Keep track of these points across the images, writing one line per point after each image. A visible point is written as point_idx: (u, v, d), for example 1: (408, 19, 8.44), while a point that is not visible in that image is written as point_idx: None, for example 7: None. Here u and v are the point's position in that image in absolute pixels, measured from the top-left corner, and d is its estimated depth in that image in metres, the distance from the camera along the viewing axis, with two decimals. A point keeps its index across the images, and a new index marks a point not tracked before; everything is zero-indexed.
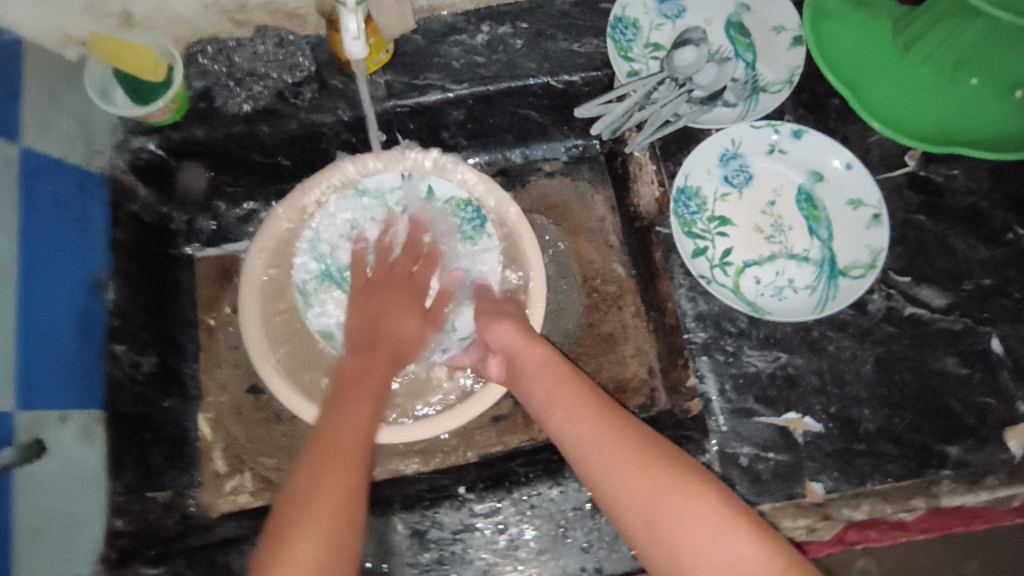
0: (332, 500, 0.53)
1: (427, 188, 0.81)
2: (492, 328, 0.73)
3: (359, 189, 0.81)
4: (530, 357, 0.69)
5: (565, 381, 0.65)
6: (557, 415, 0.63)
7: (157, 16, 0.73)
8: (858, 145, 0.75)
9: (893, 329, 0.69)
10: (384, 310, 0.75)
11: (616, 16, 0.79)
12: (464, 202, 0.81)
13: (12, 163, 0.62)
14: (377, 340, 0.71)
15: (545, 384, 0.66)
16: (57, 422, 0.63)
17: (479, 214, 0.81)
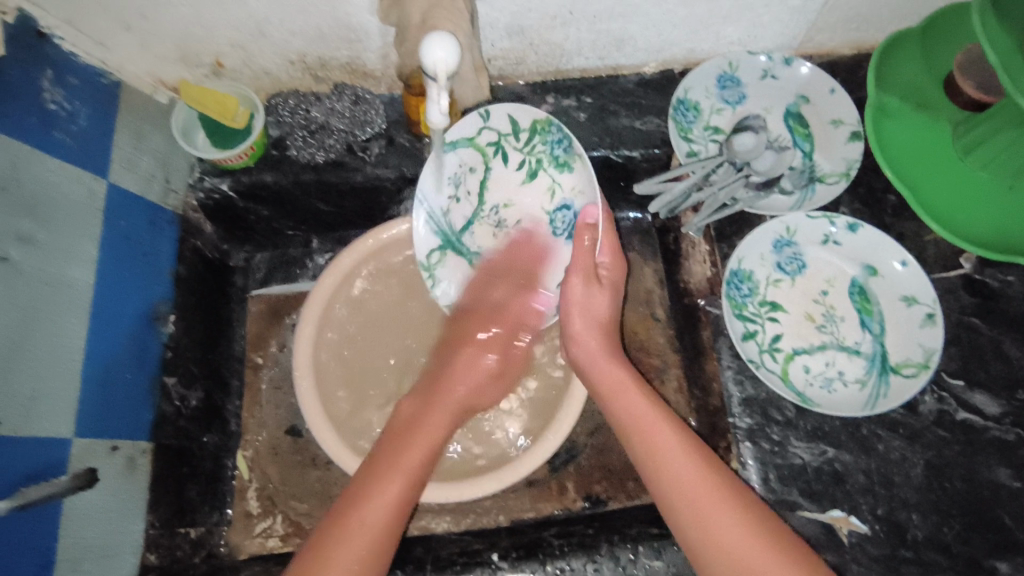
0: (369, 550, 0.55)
1: (510, 118, 0.70)
2: (573, 338, 0.69)
3: (449, 145, 0.69)
4: (604, 379, 0.66)
5: (636, 401, 0.63)
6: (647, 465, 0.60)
7: (244, 68, 0.77)
8: (913, 243, 0.76)
9: (945, 433, 0.69)
10: (481, 289, 0.75)
11: (679, 98, 0.82)
12: (546, 122, 0.69)
13: (96, 199, 0.66)
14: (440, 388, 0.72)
15: (642, 437, 0.60)
16: (107, 452, 0.64)
17: (563, 132, 0.68)
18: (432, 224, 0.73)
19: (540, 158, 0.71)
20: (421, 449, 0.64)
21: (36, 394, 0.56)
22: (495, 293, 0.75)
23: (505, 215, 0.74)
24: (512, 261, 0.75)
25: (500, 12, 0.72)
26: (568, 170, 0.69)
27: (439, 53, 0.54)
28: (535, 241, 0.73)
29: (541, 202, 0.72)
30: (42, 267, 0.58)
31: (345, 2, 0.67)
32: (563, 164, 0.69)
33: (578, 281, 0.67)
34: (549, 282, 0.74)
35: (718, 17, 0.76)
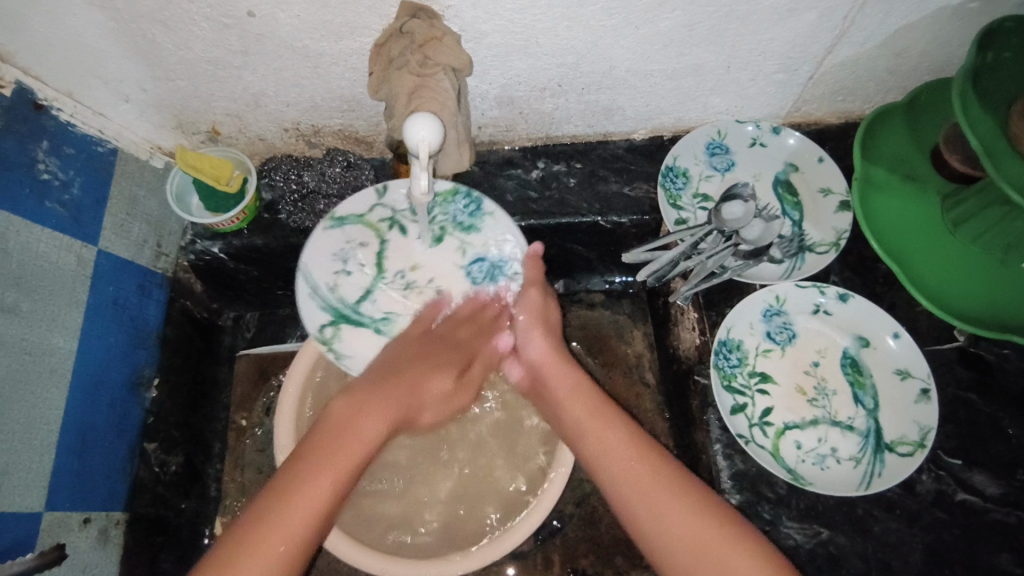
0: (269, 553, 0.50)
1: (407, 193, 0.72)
2: (523, 334, 0.70)
3: (337, 220, 0.71)
4: (553, 379, 0.68)
5: (581, 401, 0.65)
6: (587, 442, 0.62)
7: (239, 135, 0.78)
8: (905, 313, 0.75)
9: (944, 515, 0.66)
10: (411, 356, 0.66)
11: (667, 165, 0.82)
12: (452, 192, 0.72)
13: (85, 266, 0.66)
14: (404, 387, 0.64)
15: (576, 404, 0.65)
16: (79, 525, 0.63)
17: (472, 198, 0.72)
18: (318, 301, 0.69)
19: (443, 224, 0.72)
20: (354, 454, 0.57)
21: (8, 467, 0.55)
22: (437, 383, 0.68)
23: (413, 279, 0.71)
24: (432, 316, 0.69)
25: (489, 84, 0.73)
26: (475, 232, 0.72)
27: (421, 134, 0.55)
28: (453, 298, 0.70)
29: (451, 260, 0.71)
30: (24, 336, 0.58)
31: (337, 76, 0.69)
32: (468, 227, 0.72)
33: (532, 290, 0.69)
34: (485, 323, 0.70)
35: (704, 90, 0.78)
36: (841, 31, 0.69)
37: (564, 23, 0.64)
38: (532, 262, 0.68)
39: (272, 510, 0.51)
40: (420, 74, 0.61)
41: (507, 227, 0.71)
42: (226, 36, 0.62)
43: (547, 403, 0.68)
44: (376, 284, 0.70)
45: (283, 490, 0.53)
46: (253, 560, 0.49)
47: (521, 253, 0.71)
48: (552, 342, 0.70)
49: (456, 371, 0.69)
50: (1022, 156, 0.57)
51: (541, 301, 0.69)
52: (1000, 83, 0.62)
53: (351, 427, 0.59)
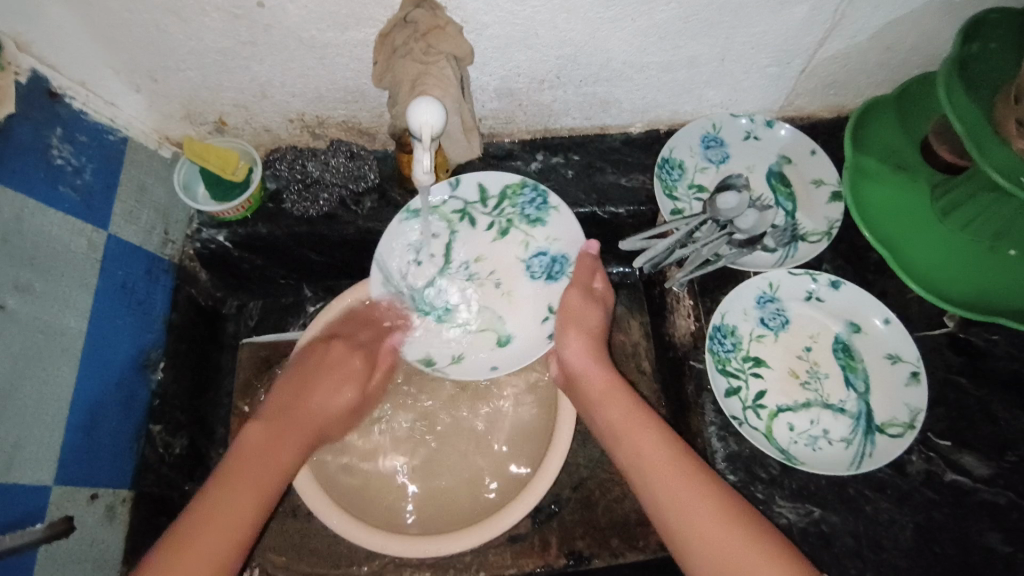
0: (203, 551, 0.55)
1: (478, 187, 0.80)
2: (560, 337, 0.73)
3: (411, 212, 0.78)
4: (591, 380, 0.70)
5: (620, 403, 0.67)
6: (625, 448, 0.64)
7: (245, 126, 0.80)
8: (896, 300, 0.77)
9: (933, 495, 0.68)
10: (308, 378, 0.73)
11: (664, 157, 0.83)
12: (519, 186, 0.80)
13: (95, 249, 0.68)
14: (290, 417, 0.69)
15: (613, 412, 0.67)
16: (87, 500, 0.64)
17: (539, 193, 0.79)
18: (388, 289, 0.79)
19: (511, 218, 0.81)
20: (280, 464, 0.64)
21: (20, 440, 0.57)
22: (343, 395, 0.74)
23: (476, 269, 0.81)
24: (491, 307, 0.80)
25: (489, 76, 0.75)
26: (541, 225, 0.80)
27: (424, 117, 0.57)
28: (511, 285, 0.81)
29: (514, 253, 0.81)
30: (37, 315, 0.60)
31: (342, 67, 0.71)
32: (535, 221, 0.80)
33: (575, 289, 0.74)
34: (537, 313, 0.79)
35: (699, 82, 0.80)
36: (830, 24, 0.71)
37: (562, 15, 0.66)
38: (588, 265, 0.75)
39: (211, 508, 0.57)
40: (423, 62, 0.64)
41: (569, 226, 0.79)
42: (235, 26, 0.65)
43: (587, 409, 0.70)
44: (444, 271, 0.81)
45: (212, 490, 0.59)
46: (231, 511, 0.58)
47: (576, 248, 0.79)
48: (592, 343, 0.72)
49: (359, 385, 0.75)
50: (1004, 140, 0.59)
51: (581, 302, 0.74)
52: (983, 72, 0.64)
53: (269, 451, 0.64)
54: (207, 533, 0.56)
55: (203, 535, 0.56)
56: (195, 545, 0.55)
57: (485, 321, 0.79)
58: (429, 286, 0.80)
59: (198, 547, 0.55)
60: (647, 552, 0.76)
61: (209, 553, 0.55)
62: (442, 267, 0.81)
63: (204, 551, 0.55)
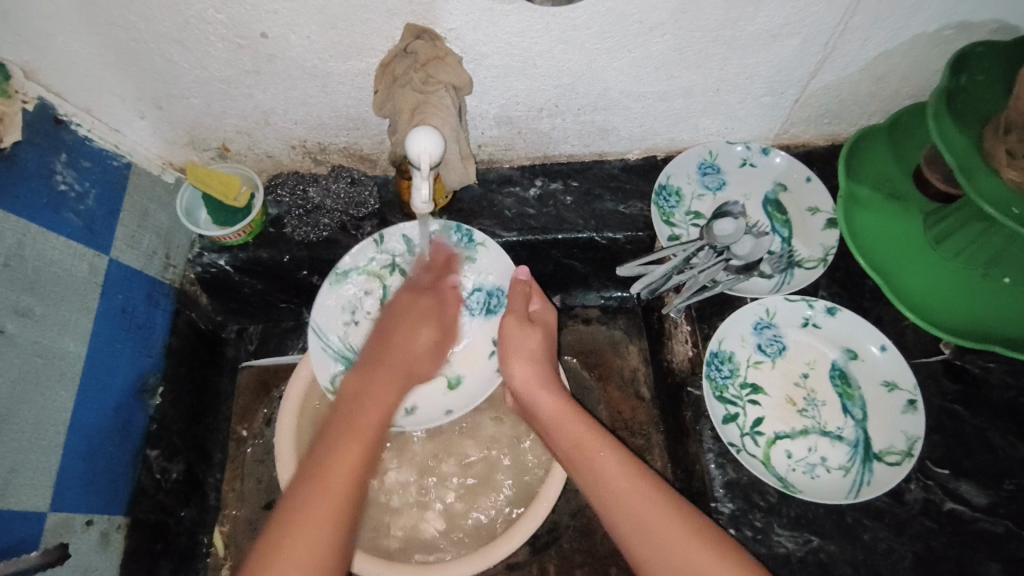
0: (310, 542, 0.54)
1: (403, 239, 0.78)
2: (503, 366, 0.71)
3: (342, 273, 0.78)
4: (540, 402, 0.69)
5: (572, 422, 0.66)
6: (580, 465, 0.63)
7: (247, 151, 0.81)
8: (892, 327, 0.78)
9: (932, 524, 0.67)
10: (394, 321, 0.73)
11: (661, 184, 0.85)
12: (449, 226, 0.77)
13: (97, 274, 0.69)
14: (387, 366, 0.70)
15: (563, 431, 0.66)
16: (82, 527, 0.64)
17: (465, 228, 0.77)
18: (331, 356, 0.75)
19: (447, 263, 0.78)
20: (363, 446, 0.62)
21: (16, 466, 0.57)
22: (423, 335, 0.73)
23: None
24: (438, 352, 0.77)
25: (489, 105, 0.77)
26: (471, 261, 0.78)
27: (423, 146, 0.58)
28: (458, 331, 0.78)
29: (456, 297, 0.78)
30: (36, 339, 0.60)
31: (344, 95, 0.72)
32: (467, 258, 0.78)
33: (510, 318, 0.72)
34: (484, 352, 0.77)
35: (695, 112, 0.81)
36: (823, 56, 0.73)
37: (560, 47, 0.68)
38: (522, 289, 0.73)
39: (302, 500, 0.56)
40: (422, 91, 0.64)
41: (497, 258, 0.77)
42: (239, 56, 0.66)
43: (542, 429, 0.69)
44: (380, 324, 0.78)
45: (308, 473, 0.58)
46: (315, 502, 0.56)
47: (508, 276, 0.77)
48: (540, 369, 0.71)
49: (438, 322, 0.75)
50: (996, 171, 0.60)
51: (517, 327, 0.71)
52: (974, 105, 0.65)
53: (350, 421, 0.64)
54: (308, 508, 0.56)
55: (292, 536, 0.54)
56: (289, 545, 0.53)
57: (433, 366, 0.76)
58: (364, 346, 0.76)
59: (303, 530, 0.55)
60: None
61: (311, 534, 0.55)
62: (379, 320, 0.78)
63: (307, 536, 0.54)
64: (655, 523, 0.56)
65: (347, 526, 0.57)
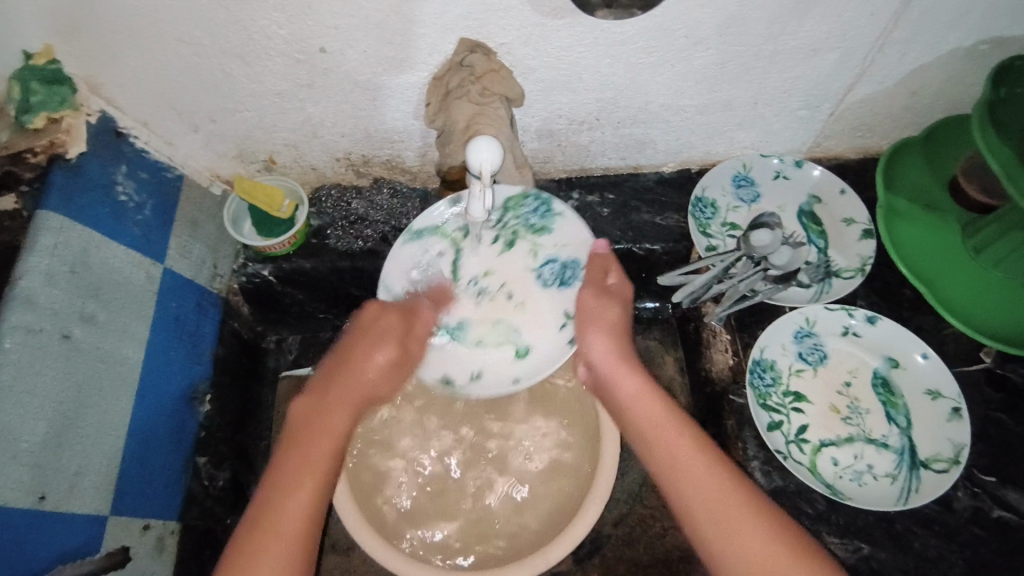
0: None
1: (478, 202, 0.74)
2: (579, 339, 0.68)
3: (415, 234, 0.74)
4: (620, 385, 0.67)
5: (657, 403, 0.65)
6: (655, 450, 0.62)
7: (293, 164, 0.83)
8: (932, 336, 0.78)
9: (982, 532, 0.67)
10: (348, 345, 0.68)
11: (696, 196, 0.87)
12: (522, 196, 0.74)
13: (153, 282, 0.70)
14: (337, 385, 0.66)
15: (647, 412, 0.64)
16: (139, 531, 0.65)
17: (543, 200, 0.74)
18: None
19: (515, 228, 0.74)
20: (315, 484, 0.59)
21: (80, 470, 0.58)
22: (379, 354, 0.67)
23: (485, 284, 0.72)
24: (505, 319, 0.71)
25: (532, 118, 0.78)
26: (548, 233, 0.74)
27: (484, 156, 0.60)
28: (523, 296, 0.72)
29: (524, 263, 0.73)
30: (99, 345, 0.61)
31: (392, 109, 0.74)
32: (541, 229, 0.74)
33: (589, 290, 0.69)
34: (554, 319, 0.71)
35: (732, 124, 0.82)
36: (860, 70, 0.74)
37: (605, 61, 0.70)
38: (599, 263, 0.71)
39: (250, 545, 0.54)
40: (478, 103, 0.66)
41: (577, 229, 0.73)
42: (297, 70, 0.68)
43: (614, 403, 0.68)
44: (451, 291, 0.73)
45: (247, 528, 0.55)
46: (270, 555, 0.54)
47: (586, 249, 0.72)
48: (616, 342, 0.68)
49: (396, 342, 0.68)
50: None
51: (595, 301, 0.69)
52: (1015, 114, 0.67)
53: (310, 444, 0.61)
54: (271, 517, 0.56)
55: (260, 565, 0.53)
56: (255, 570, 0.53)
57: (501, 335, 0.71)
58: (442, 304, 0.73)
59: (263, 559, 0.54)
60: None
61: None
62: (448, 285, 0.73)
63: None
64: (745, 532, 0.55)
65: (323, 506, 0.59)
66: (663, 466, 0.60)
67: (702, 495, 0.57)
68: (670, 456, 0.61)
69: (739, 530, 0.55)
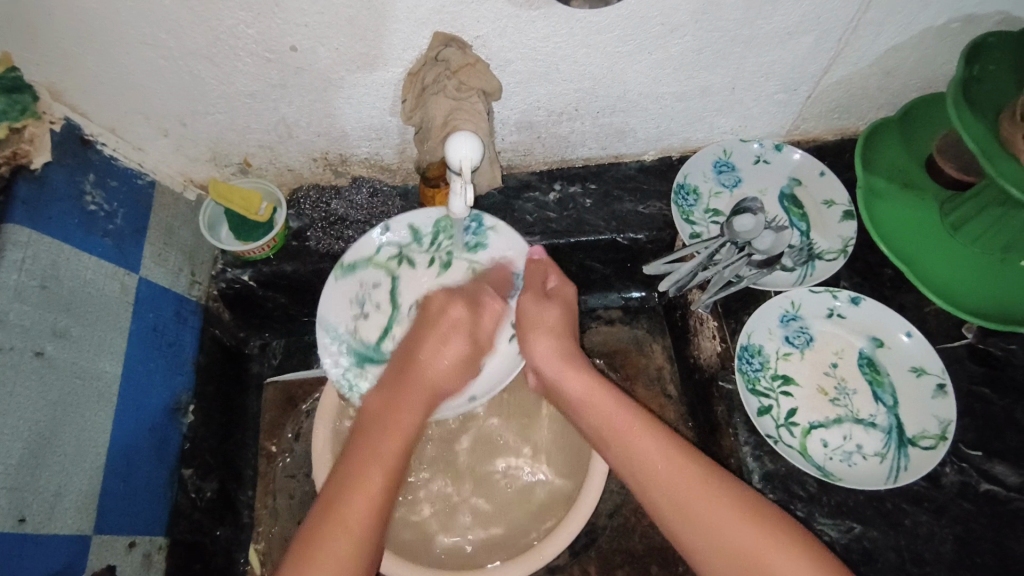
0: None
1: (409, 227, 0.75)
2: (523, 347, 0.70)
3: (347, 268, 0.73)
4: (568, 383, 0.67)
5: (606, 400, 0.66)
6: (615, 451, 0.63)
7: (268, 165, 0.81)
8: (915, 314, 0.79)
9: (970, 506, 0.68)
10: (418, 336, 0.69)
11: (678, 183, 0.86)
12: (450, 212, 0.75)
13: (128, 293, 0.68)
14: (410, 377, 0.66)
15: (598, 415, 0.65)
16: (124, 548, 0.63)
17: (474, 215, 0.75)
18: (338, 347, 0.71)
19: (450, 249, 0.76)
20: (380, 479, 0.59)
21: (61, 490, 0.57)
22: (449, 351, 0.68)
23: None
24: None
25: (511, 110, 0.77)
26: (482, 248, 0.75)
27: (463, 151, 0.58)
28: None
29: (461, 282, 0.75)
30: (74, 361, 0.60)
31: (368, 106, 0.72)
32: (474, 244, 0.75)
33: (527, 296, 0.70)
34: (501, 335, 0.74)
35: (711, 110, 0.82)
36: (836, 52, 0.74)
37: (582, 50, 0.69)
38: (537, 268, 0.73)
39: (318, 535, 0.54)
40: (455, 98, 0.66)
41: (509, 241, 0.75)
42: (267, 70, 0.66)
43: (572, 409, 0.68)
44: (394, 318, 0.74)
45: (322, 515, 0.56)
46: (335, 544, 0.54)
47: (522, 258, 0.75)
48: (561, 343, 0.69)
49: (466, 340, 0.69)
50: (1015, 156, 0.63)
51: (537, 306, 0.70)
52: (987, 93, 0.68)
53: (380, 434, 0.62)
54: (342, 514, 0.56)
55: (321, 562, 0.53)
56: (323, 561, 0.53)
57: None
58: (380, 338, 0.73)
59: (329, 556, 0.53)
60: None
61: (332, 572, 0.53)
62: (391, 314, 0.74)
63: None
64: (701, 508, 0.56)
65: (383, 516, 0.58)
66: (623, 463, 0.62)
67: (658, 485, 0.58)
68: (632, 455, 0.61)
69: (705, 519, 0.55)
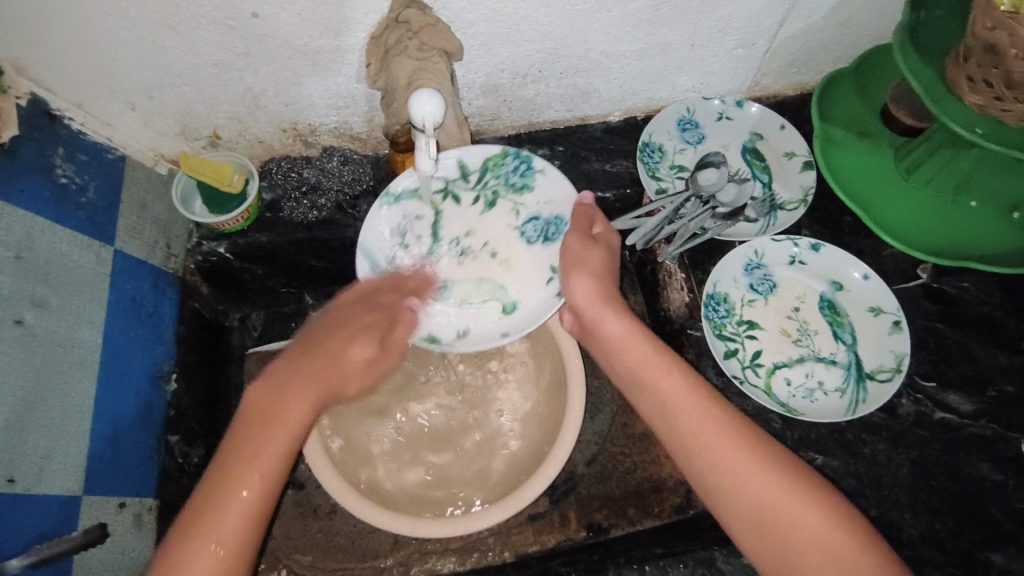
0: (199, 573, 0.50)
1: (458, 164, 0.76)
2: (566, 283, 0.71)
3: (392, 197, 0.76)
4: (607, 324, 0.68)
5: (641, 350, 0.66)
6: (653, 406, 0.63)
7: (239, 138, 0.82)
8: (872, 257, 0.82)
9: (925, 433, 0.72)
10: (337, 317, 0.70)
11: (644, 142, 0.88)
12: (500, 156, 0.77)
13: (104, 264, 0.69)
14: (318, 361, 0.65)
15: (636, 368, 0.65)
16: (116, 509, 0.65)
17: (522, 158, 0.77)
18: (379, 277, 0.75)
19: (496, 189, 0.78)
20: (269, 461, 0.56)
21: (49, 453, 0.58)
22: (359, 346, 0.68)
23: (467, 244, 0.78)
24: (491, 277, 0.76)
25: (475, 74, 0.79)
26: (529, 190, 0.78)
27: (427, 108, 0.60)
28: (510, 256, 0.77)
29: (506, 222, 0.78)
30: (54, 330, 0.61)
31: (334, 73, 0.73)
32: (521, 187, 0.78)
33: (573, 235, 0.71)
34: (543, 272, 0.76)
35: (672, 68, 0.84)
36: (789, 5, 0.76)
37: (541, 10, 0.70)
38: (584, 213, 0.73)
39: (206, 524, 0.52)
40: (418, 58, 0.68)
41: (557, 186, 0.77)
42: (230, 39, 0.67)
43: (604, 354, 0.69)
44: (434, 250, 0.77)
45: (232, 479, 0.54)
46: (225, 526, 0.52)
47: (570, 206, 0.76)
48: (600, 285, 0.70)
49: (377, 339, 0.70)
50: (959, 97, 0.66)
51: (582, 245, 0.71)
52: (933, 37, 0.70)
53: (272, 414, 0.58)
54: (230, 484, 0.54)
55: (196, 544, 0.51)
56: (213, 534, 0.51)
57: (487, 293, 0.76)
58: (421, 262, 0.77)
59: (220, 528, 0.52)
60: (663, 518, 0.78)
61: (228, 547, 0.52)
62: (432, 245, 0.77)
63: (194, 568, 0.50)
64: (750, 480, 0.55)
65: (277, 486, 0.56)
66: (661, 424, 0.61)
67: (702, 450, 0.58)
68: (678, 417, 0.60)
69: (758, 486, 0.55)
